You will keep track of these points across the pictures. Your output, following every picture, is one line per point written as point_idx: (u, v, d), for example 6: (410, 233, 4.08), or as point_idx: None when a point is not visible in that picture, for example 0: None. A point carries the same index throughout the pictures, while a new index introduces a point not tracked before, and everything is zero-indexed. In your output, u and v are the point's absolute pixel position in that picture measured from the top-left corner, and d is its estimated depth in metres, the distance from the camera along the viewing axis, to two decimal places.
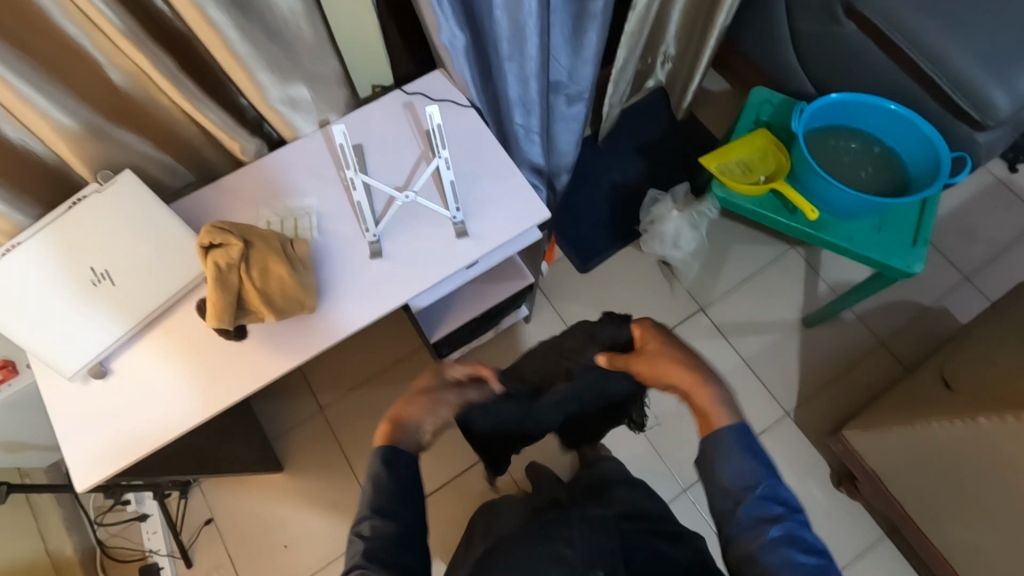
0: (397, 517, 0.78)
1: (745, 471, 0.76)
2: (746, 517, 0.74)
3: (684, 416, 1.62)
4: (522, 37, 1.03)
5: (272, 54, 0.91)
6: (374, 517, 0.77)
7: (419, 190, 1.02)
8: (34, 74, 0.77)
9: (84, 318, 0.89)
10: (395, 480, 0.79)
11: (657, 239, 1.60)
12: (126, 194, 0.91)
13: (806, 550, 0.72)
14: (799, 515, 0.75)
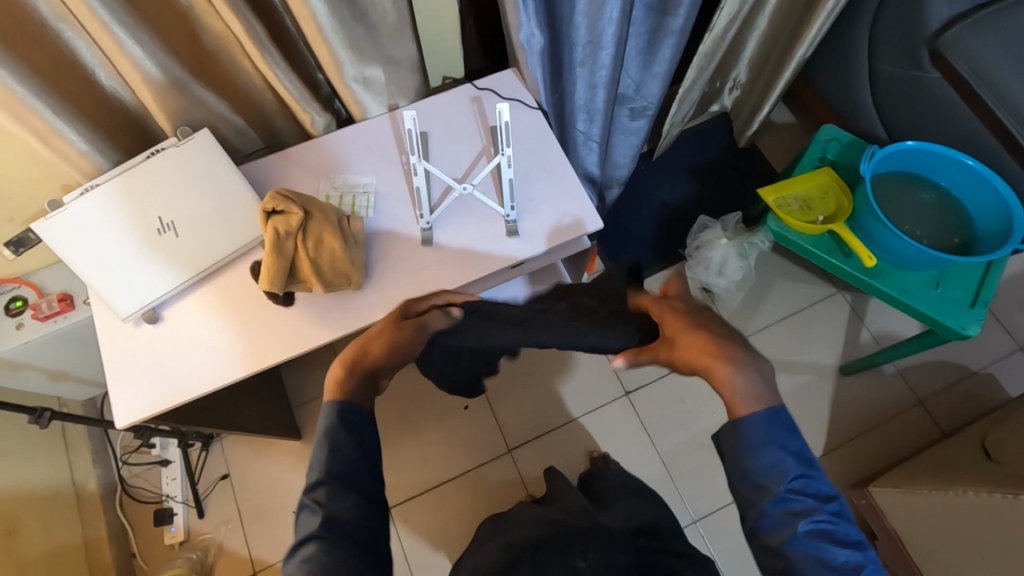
0: (356, 475, 0.71)
1: (776, 462, 0.68)
2: (773, 509, 0.67)
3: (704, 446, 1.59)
4: (597, 45, 1.06)
5: (355, 32, 0.92)
6: (329, 484, 0.69)
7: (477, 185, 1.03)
8: (132, 24, 0.80)
9: (147, 265, 0.92)
10: (356, 438, 0.72)
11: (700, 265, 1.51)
12: (201, 152, 0.94)
13: (840, 545, 0.66)
14: (833, 507, 0.67)
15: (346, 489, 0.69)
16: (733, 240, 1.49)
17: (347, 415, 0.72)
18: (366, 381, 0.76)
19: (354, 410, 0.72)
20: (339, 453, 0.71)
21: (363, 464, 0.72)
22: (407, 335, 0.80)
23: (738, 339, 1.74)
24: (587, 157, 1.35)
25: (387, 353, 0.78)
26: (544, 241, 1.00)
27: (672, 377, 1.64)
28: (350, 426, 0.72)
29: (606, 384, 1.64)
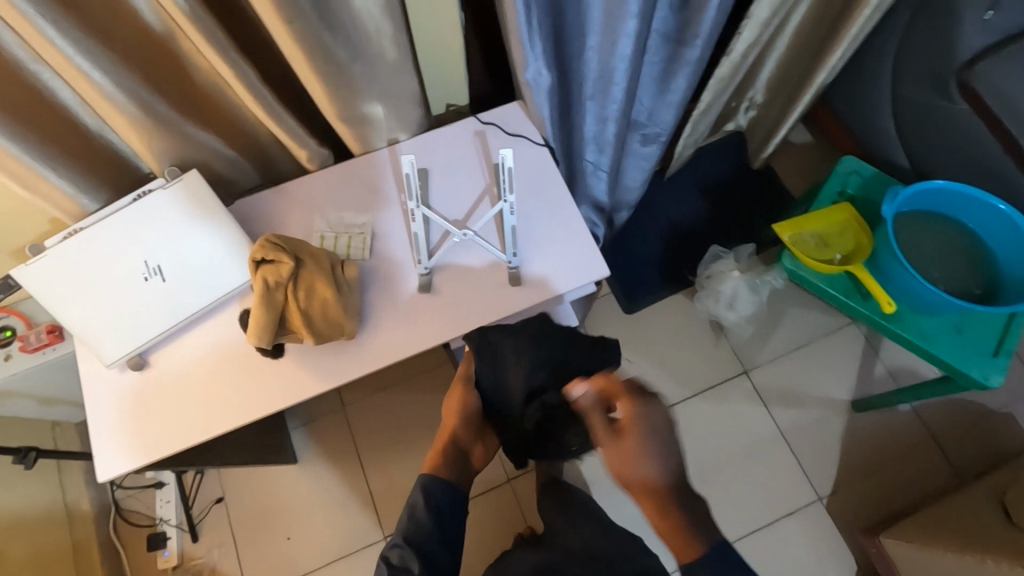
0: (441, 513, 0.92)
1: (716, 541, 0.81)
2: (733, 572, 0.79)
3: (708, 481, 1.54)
4: (608, 79, 1.00)
5: (354, 73, 0.87)
6: (402, 546, 0.89)
7: (478, 229, 0.98)
8: (115, 67, 0.76)
9: (133, 312, 0.89)
10: (434, 497, 0.92)
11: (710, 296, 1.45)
12: (190, 195, 0.89)
13: None
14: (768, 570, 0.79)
15: (411, 549, 0.88)
16: (746, 274, 1.44)
17: (434, 491, 0.93)
18: (454, 457, 0.96)
19: (436, 484, 0.93)
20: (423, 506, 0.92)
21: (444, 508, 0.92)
22: (461, 411, 0.96)
23: (748, 371, 1.69)
24: (596, 186, 1.29)
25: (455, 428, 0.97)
26: (548, 290, 0.95)
27: (680, 408, 1.66)
28: (441, 497, 0.93)
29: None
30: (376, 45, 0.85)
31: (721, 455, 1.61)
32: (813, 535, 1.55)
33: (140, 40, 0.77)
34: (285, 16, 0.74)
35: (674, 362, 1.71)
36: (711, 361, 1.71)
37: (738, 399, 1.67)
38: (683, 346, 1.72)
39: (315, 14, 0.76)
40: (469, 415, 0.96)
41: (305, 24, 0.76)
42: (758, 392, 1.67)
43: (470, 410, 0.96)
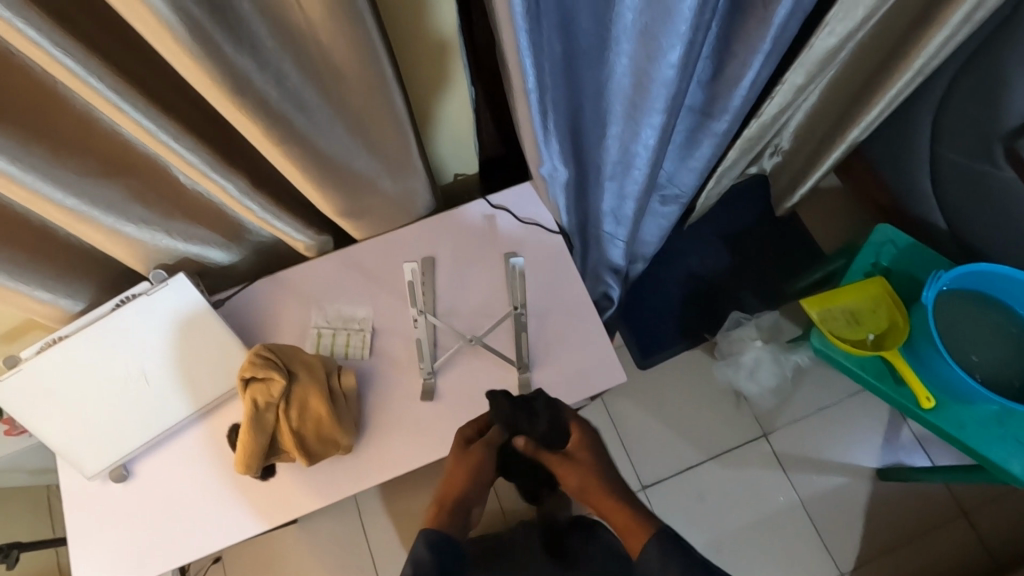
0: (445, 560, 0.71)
1: None
2: None
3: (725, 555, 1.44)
4: (628, 164, 0.92)
5: (354, 175, 0.80)
6: None
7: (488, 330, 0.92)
8: (97, 188, 0.69)
9: (116, 423, 0.83)
10: (438, 543, 0.73)
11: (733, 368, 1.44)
12: (177, 299, 0.83)
13: None
14: None
15: None
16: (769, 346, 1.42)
17: (438, 542, 0.74)
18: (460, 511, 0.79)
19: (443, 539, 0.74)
20: (423, 554, 0.71)
21: (448, 559, 0.72)
22: (461, 457, 0.82)
23: (767, 434, 1.59)
24: (613, 252, 1.21)
25: (455, 481, 0.81)
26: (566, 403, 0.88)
27: (695, 471, 1.58)
28: (446, 552, 0.73)
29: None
30: (379, 150, 0.77)
31: (739, 524, 1.53)
32: None
33: (124, 159, 0.70)
34: (274, 140, 0.66)
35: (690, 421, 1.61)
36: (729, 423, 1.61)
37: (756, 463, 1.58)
38: (698, 404, 1.62)
39: (308, 129, 0.68)
40: (468, 463, 0.81)
41: (297, 141, 0.68)
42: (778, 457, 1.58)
43: (474, 453, 0.82)
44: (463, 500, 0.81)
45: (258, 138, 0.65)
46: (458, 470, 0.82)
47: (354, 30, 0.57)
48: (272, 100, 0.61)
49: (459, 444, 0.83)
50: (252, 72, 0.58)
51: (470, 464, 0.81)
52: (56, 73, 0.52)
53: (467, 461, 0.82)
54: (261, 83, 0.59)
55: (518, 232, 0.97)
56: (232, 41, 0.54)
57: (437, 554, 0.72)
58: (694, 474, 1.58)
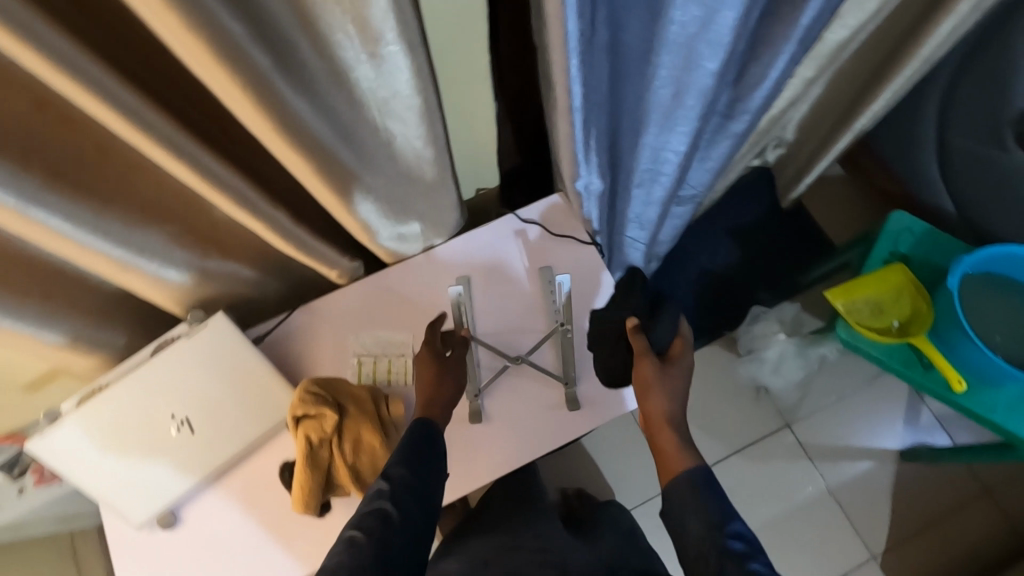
0: (422, 472, 0.72)
1: None
2: None
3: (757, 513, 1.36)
4: (658, 171, 0.91)
5: (392, 201, 0.78)
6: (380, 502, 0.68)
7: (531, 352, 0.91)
8: (138, 233, 0.66)
9: (159, 469, 0.81)
10: (415, 454, 0.74)
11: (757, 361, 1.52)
12: (216, 340, 0.82)
13: None
14: None
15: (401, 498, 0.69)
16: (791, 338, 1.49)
17: (422, 427, 0.77)
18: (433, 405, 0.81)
19: (421, 424, 0.77)
20: (399, 466, 0.72)
21: (424, 471, 0.73)
22: (434, 371, 0.84)
23: (790, 424, 1.60)
24: (633, 255, 1.19)
25: (430, 391, 0.83)
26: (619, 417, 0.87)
27: (723, 467, 1.58)
28: (423, 433, 0.76)
29: (640, 485, 1.35)
30: (421, 178, 0.76)
31: (770, 516, 1.54)
32: None
33: (166, 203, 0.67)
34: (324, 176, 0.64)
35: (713, 416, 1.60)
36: (751, 416, 1.61)
37: (780, 454, 1.58)
38: (721, 400, 1.62)
39: (355, 164, 0.66)
40: (447, 379, 0.84)
41: (342, 174, 0.66)
42: (802, 446, 1.58)
43: (448, 370, 0.85)
44: (440, 409, 0.82)
45: (309, 176, 0.63)
46: (431, 383, 0.83)
47: (413, 63, 0.55)
48: (326, 138, 0.60)
49: (432, 360, 0.85)
50: (310, 113, 0.56)
51: (442, 379, 0.84)
52: (125, 136, 0.50)
53: (448, 377, 0.84)
54: (317, 122, 0.58)
55: (550, 245, 0.95)
56: (293, 83, 0.53)
57: (416, 467, 0.72)
58: (722, 469, 1.58)
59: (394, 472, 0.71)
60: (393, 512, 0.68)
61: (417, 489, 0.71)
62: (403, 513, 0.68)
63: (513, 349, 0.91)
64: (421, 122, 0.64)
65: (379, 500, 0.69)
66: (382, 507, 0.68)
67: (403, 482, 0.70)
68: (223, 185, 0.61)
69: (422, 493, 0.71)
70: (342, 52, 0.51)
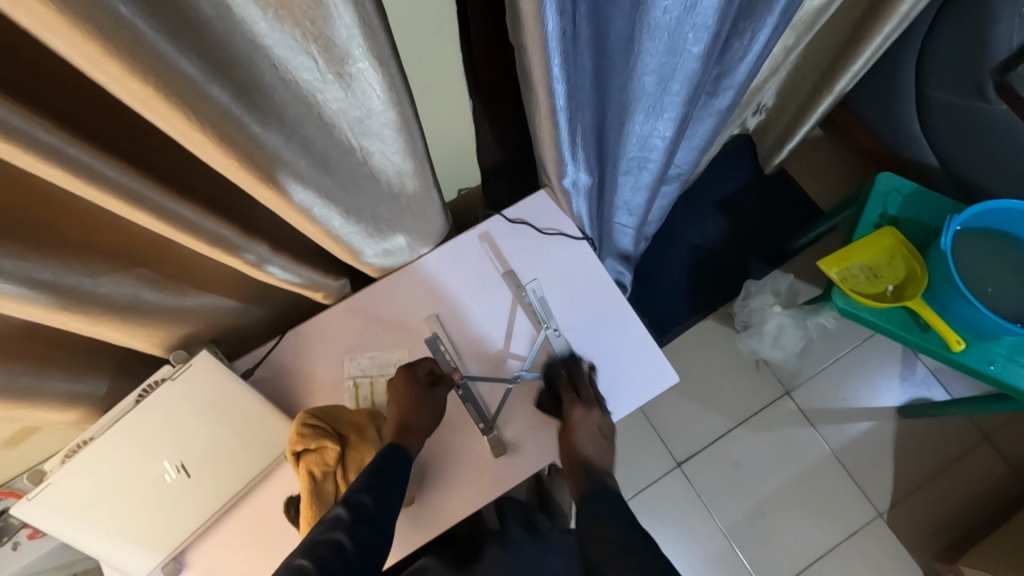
0: (387, 501, 0.71)
1: None
2: None
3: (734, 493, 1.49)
4: (646, 157, 0.87)
5: (374, 218, 0.74)
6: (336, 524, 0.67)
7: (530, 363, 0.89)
8: (106, 281, 0.62)
9: (155, 518, 0.77)
10: (379, 483, 0.72)
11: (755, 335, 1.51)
12: (204, 380, 0.78)
13: None
14: None
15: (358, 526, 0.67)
16: (788, 310, 1.48)
17: (395, 456, 0.76)
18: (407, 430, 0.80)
19: (392, 454, 0.76)
20: (364, 494, 0.70)
21: (388, 500, 0.71)
22: (414, 395, 0.82)
23: (789, 391, 1.56)
24: (621, 240, 1.15)
25: (406, 415, 0.80)
26: (624, 411, 0.86)
27: (726, 441, 1.54)
28: (394, 463, 0.75)
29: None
30: (401, 192, 0.71)
31: (777, 487, 1.50)
32: (878, 555, 1.45)
33: (131, 246, 0.62)
34: (302, 207, 0.60)
35: (712, 390, 1.57)
36: (749, 387, 1.57)
37: (782, 423, 1.54)
38: (720, 373, 1.58)
39: (335, 190, 0.62)
40: (428, 405, 0.82)
41: (319, 199, 0.62)
42: (803, 413, 1.55)
43: (432, 396, 0.83)
44: (415, 433, 0.80)
45: (285, 209, 0.59)
46: (408, 407, 0.81)
47: (387, 78, 0.51)
48: (302, 169, 0.55)
49: (415, 382, 0.83)
50: (284, 146, 0.52)
51: (424, 404, 0.81)
52: (85, 194, 0.46)
53: (428, 403, 0.82)
54: (292, 154, 0.53)
55: (541, 246, 0.92)
56: (263, 117, 0.48)
57: (382, 497, 0.71)
58: (724, 442, 1.54)
59: (357, 500, 0.69)
60: (347, 543, 0.66)
61: (378, 519, 0.69)
62: (357, 542, 0.66)
63: (510, 361, 0.88)
64: (401, 139, 0.60)
65: (336, 529, 0.66)
66: (336, 535, 0.66)
67: (366, 512, 0.69)
68: (195, 227, 0.56)
69: (381, 524, 0.69)
70: (308, 76, 0.47)
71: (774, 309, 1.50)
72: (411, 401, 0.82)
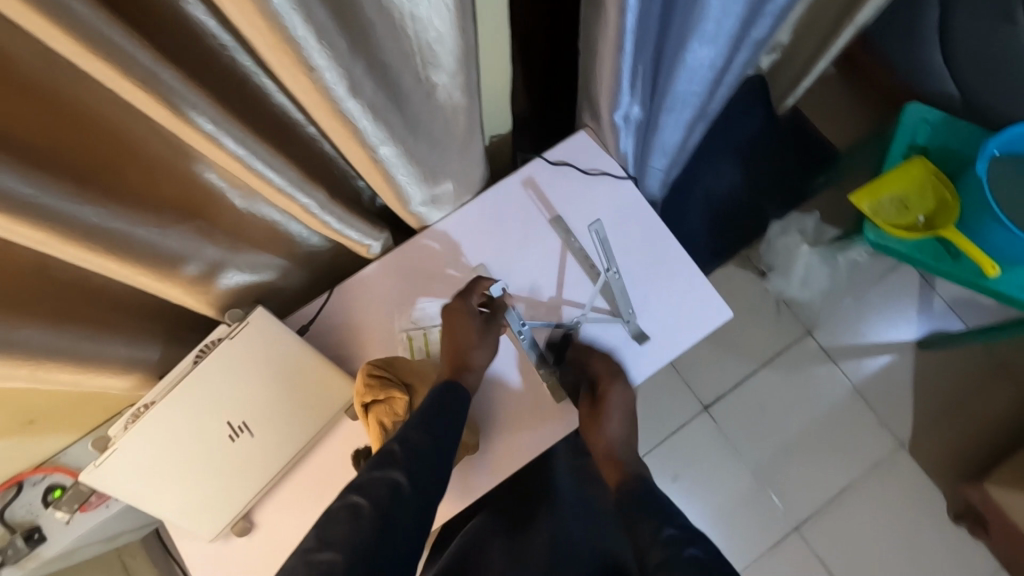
0: (440, 439, 0.70)
1: None
2: None
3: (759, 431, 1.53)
4: (695, 90, 0.84)
5: (428, 163, 0.70)
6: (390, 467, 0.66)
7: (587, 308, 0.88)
8: (170, 231, 0.59)
9: (220, 479, 0.76)
10: (433, 421, 0.71)
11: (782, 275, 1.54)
12: (259, 339, 0.76)
13: None
14: None
15: (411, 468, 0.66)
16: (818, 248, 1.51)
17: (448, 396, 0.75)
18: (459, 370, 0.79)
19: (447, 394, 0.75)
20: (418, 433, 0.69)
21: (443, 437, 0.70)
22: (474, 332, 0.82)
23: (811, 330, 1.58)
24: (653, 185, 1.12)
25: (462, 354, 0.80)
26: (684, 346, 0.86)
27: (751, 382, 1.56)
28: (440, 398, 0.74)
29: None
30: (458, 134, 0.68)
31: (802, 424, 1.53)
32: (901, 483, 1.50)
33: (191, 196, 0.60)
34: (369, 144, 0.58)
35: (736, 333, 1.58)
36: (772, 330, 1.58)
37: (805, 363, 1.56)
38: (742, 318, 1.59)
39: (400, 128, 0.59)
40: (488, 341, 0.82)
41: (386, 139, 0.59)
42: (825, 351, 1.57)
43: (485, 332, 0.82)
44: (469, 374, 0.80)
45: (353, 145, 0.56)
46: (462, 343, 0.81)
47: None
48: (378, 102, 0.53)
49: (471, 317, 0.82)
50: (364, 76, 0.49)
51: (476, 348, 0.81)
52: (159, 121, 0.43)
53: (490, 339, 0.83)
54: (371, 85, 0.50)
55: (586, 187, 0.90)
56: (348, 40, 0.45)
57: (438, 437, 0.70)
58: (750, 384, 1.56)
59: (413, 439, 0.68)
60: (402, 482, 0.65)
61: (431, 458, 0.68)
62: (412, 481, 0.65)
63: (564, 306, 0.88)
64: (467, 71, 0.57)
65: (390, 467, 0.66)
66: (393, 474, 0.65)
67: (419, 452, 0.68)
68: (263, 171, 0.53)
69: (437, 463, 0.68)
70: None
71: (802, 248, 1.52)
72: (464, 338, 0.81)
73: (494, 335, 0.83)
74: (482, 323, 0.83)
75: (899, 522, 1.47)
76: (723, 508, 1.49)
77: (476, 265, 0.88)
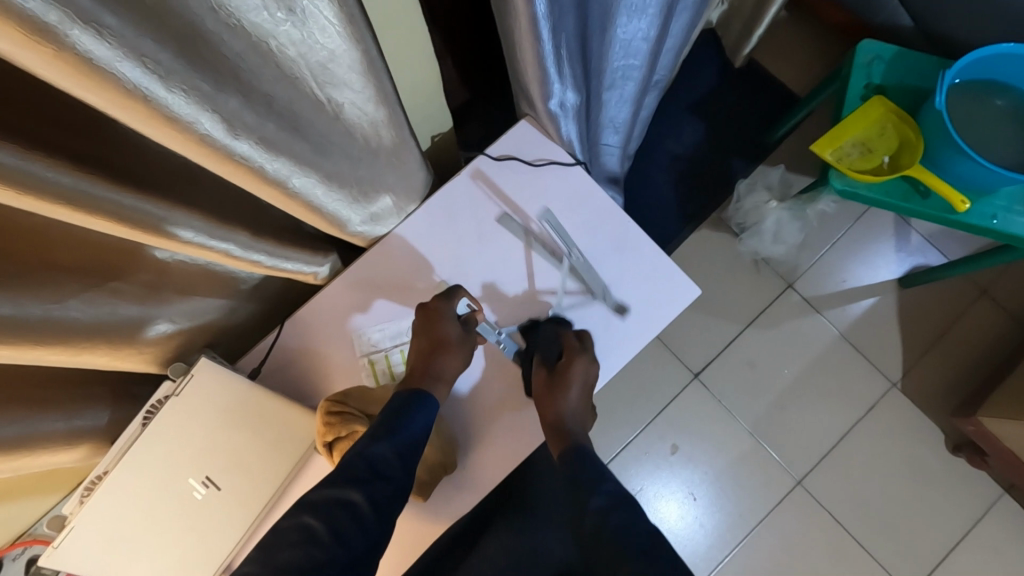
0: (406, 457, 0.68)
1: None
2: None
3: (750, 391, 1.52)
4: (632, 62, 0.79)
5: (354, 183, 0.66)
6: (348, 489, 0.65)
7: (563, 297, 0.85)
8: (76, 300, 0.56)
9: (192, 537, 0.72)
10: (397, 433, 0.69)
11: (754, 234, 1.50)
12: (207, 388, 0.73)
13: None
14: None
15: (368, 487, 0.66)
16: (785, 202, 1.46)
17: (415, 403, 0.72)
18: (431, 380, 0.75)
19: (419, 405, 0.72)
20: (382, 448, 0.68)
21: (411, 457, 0.69)
22: (452, 339, 0.76)
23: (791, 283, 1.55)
24: (609, 162, 1.06)
25: (434, 359, 0.76)
26: (662, 317, 0.83)
27: (736, 344, 1.54)
28: (398, 407, 0.72)
29: None
30: (379, 148, 0.64)
31: (793, 378, 1.52)
32: (897, 422, 1.50)
33: (95, 261, 0.56)
34: (278, 178, 0.53)
35: (716, 296, 1.56)
36: (752, 288, 1.56)
37: (788, 317, 1.54)
38: (721, 281, 1.56)
39: (310, 155, 0.55)
40: (464, 349, 0.78)
41: (294, 170, 0.55)
42: (807, 302, 1.55)
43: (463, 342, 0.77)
44: (441, 385, 0.76)
45: (258, 183, 0.52)
46: (433, 353, 0.76)
47: (343, 8, 0.43)
48: (272, 134, 0.49)
49: (448, 322, 0.76)
50: (245, 111, 0.45)
51: (447, 357, 0.76)
52: (18, 201, 0.39)
53: (466, 347, 0.78)
54: (255, 117, 0.46)
55: (534, 178, 0.86)
56: (212, 76, 0.41)
57: (400, 449, 0.68)
58: (736, 346, 1.54)
59: (373, 452, 0.67)
60: (360, 500, 0.65)
61: (396, 476, 0.67)
62: (371, 501, 0.65)
63: (538, 299, 0.84)
64: (372, 83, 0.53)
65: (348, 486, 0.65)
66: (352, 495, 0.65)
67: (383, 470, 0.67)
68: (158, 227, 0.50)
69: (400, 482, 0.67)
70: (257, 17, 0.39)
71: (770, 204, 1.47)
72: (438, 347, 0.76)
73: (472, 344, 0.79)
74: (463, 332, 0.77)
75: (898, 462, 1.47)
76: (724, 472, 1.48)
77: (448, 280, 0.84)
